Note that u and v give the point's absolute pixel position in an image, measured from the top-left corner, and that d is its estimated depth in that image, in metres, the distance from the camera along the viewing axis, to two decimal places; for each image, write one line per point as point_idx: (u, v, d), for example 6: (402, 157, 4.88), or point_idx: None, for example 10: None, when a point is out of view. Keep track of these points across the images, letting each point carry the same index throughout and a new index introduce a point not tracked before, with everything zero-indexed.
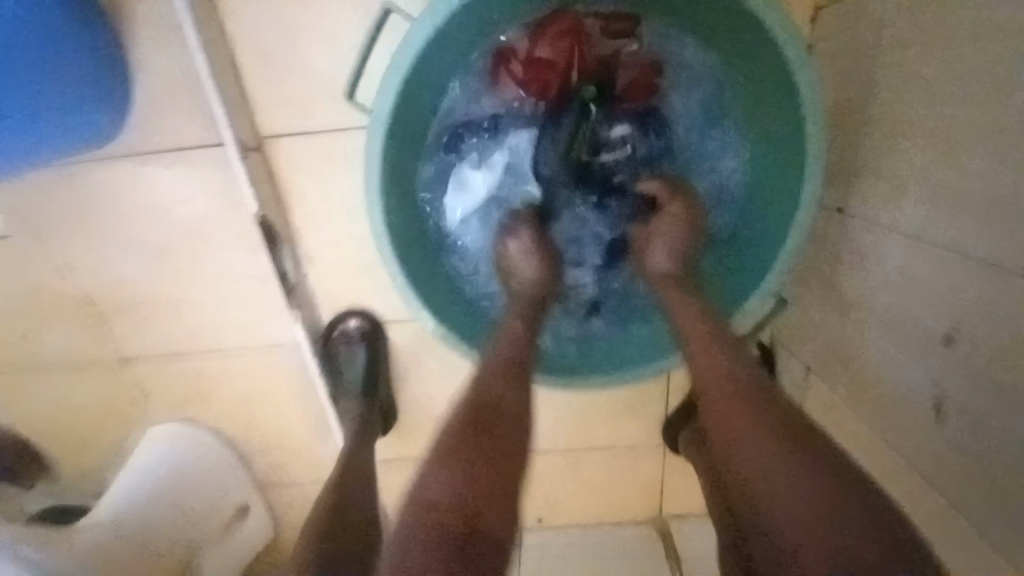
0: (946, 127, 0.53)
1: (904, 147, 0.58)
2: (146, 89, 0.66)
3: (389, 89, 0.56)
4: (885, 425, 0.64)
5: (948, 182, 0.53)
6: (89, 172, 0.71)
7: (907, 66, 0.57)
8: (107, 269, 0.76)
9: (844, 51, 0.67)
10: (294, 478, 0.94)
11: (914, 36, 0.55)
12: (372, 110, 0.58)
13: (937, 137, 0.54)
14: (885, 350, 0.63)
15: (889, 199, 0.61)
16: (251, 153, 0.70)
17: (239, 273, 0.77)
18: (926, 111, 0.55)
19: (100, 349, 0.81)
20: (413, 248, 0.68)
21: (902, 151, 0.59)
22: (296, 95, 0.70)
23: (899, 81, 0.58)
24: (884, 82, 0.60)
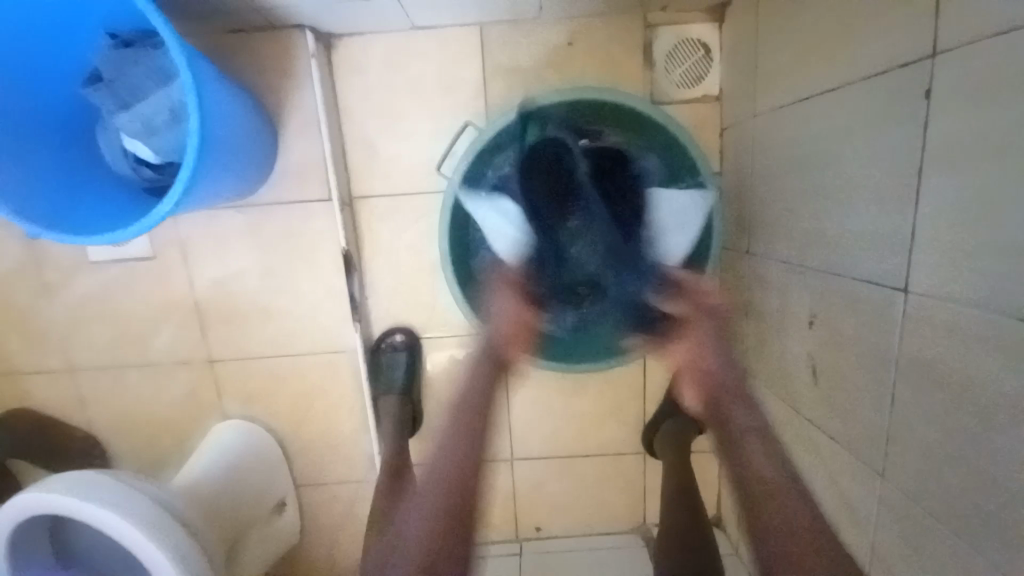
0: (787, 182, 0.82)
1: (771, 198, 0.86)
2: (285, 163, 0.99)
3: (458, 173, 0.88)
4: (792, 403, 0.83)
5: (790, 219, 0.81)
6: (230, 215, 1.01)
7: (767, 148, 0.87)
8: (225, 287, 1.04)
9: (740, 134, 0.97)
10: (327, 476, 1.10)
11: (766, 134, 0.87)
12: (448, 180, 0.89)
13: (782, 192, 0.83)
14: (782, 345, 0.85)
15: (766, 235, 0.88)
16: (346, 207, 1.02)
17: (321, 293, 1.03)
18: (778, 175, 0.84)
19: (198, 350, 1.06)
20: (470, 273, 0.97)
21: (771, 201, 0.86)
22: (384, 169, 1.03)
23: (765, 158, 0.88)
24: (758, 158, 0.90)
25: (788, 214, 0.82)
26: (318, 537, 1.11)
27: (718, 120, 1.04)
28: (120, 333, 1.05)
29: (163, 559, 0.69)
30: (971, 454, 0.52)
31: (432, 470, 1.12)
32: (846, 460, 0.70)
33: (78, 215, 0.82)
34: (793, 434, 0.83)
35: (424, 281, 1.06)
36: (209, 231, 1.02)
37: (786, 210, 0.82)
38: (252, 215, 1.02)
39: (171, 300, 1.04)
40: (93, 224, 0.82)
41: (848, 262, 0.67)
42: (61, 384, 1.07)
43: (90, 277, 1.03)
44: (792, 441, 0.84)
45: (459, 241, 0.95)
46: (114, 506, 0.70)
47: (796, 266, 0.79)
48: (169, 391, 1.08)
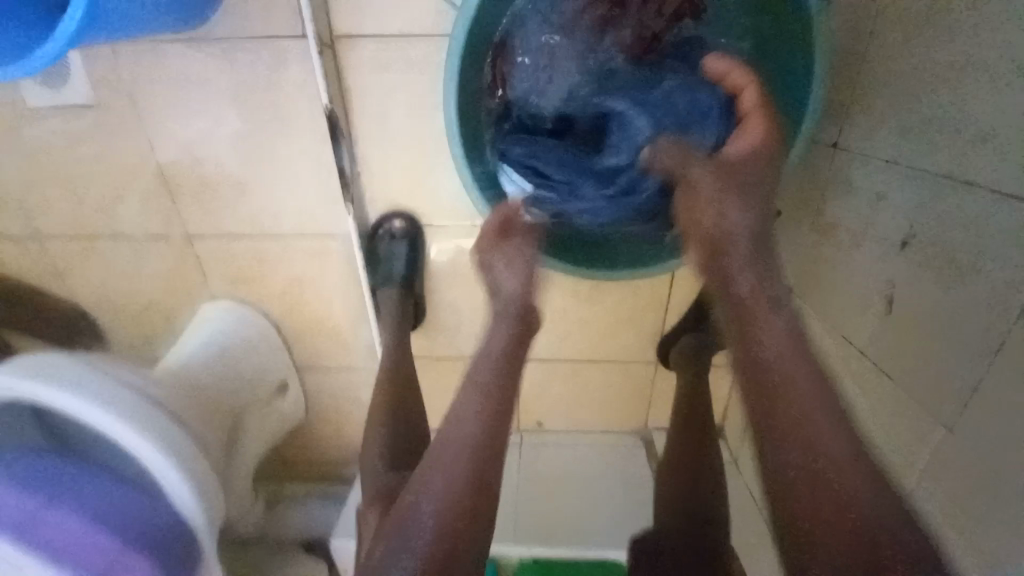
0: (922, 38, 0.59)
1: (894, 62, 0.63)
2: None
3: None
4: (848, 328, 0.71)
5: (912, 96, 0.60)
6: (182, 54, 0.80)
7: None
8: (192, 151, 0.87)
9: None
10: (326, 362, 1.06)
11: None
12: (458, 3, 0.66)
13: (912, 52, 0.60)
14: (853, 257, 0.70)
15: (870, 119, 0.67)
16: (325, 51, 0.79)
17: (304, 165, 0.87)
18: (913, 24, 0.60)
19: (172, 225, 0.94)
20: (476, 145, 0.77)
21: (892, 66, 0.63)
22: (374, 1, 0.77)
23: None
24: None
25: (911, 91, 0.60)
26: (322, 416, 1.12)
27: None
28: (81, 198, 0.92)
29: (147, 444, 0.66)
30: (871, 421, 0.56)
31: (435, 363, 1.08)
32: (903, 402, 0.62)
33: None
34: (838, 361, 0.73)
35: (427, 156, 0.88)
36: (160, 76, 0.82)
37: (909, 82, 0.61)
38: (213, 58, 0.80)
39: (133, 163, 0.89)
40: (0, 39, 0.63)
41: (996, 169, 0.50)
42: (30, 254, 0.97)
43: (31, 128, 0.86)
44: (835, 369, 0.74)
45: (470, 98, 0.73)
46: (87, 392, 0.65)
47: (904, 164, 0.61)
48: (150, 266, 0.99)
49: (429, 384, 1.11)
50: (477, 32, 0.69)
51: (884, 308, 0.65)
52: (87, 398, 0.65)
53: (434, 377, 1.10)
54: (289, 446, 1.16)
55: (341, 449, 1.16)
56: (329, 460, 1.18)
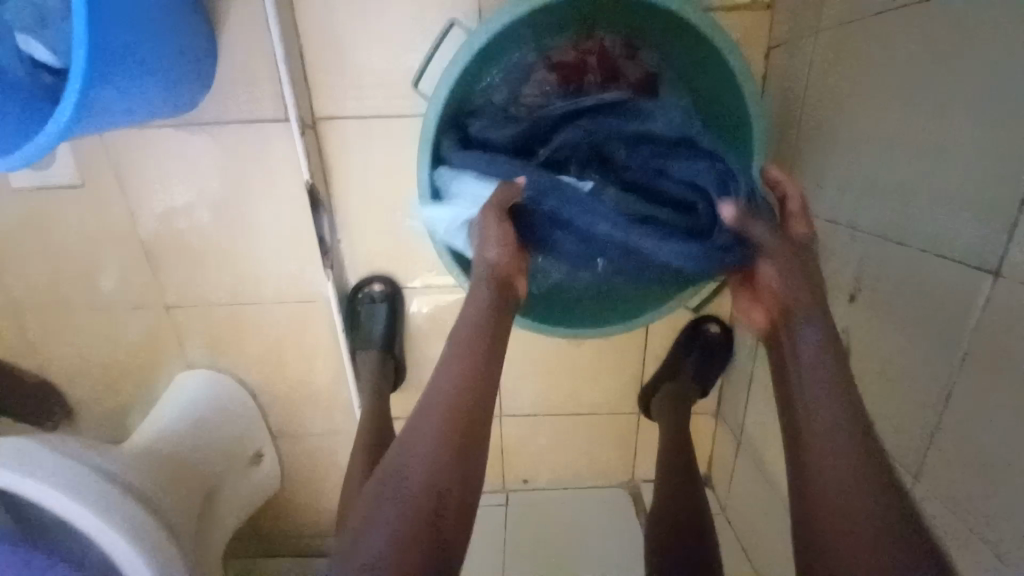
0: (845, 122, 0.67)
1: (824, 138, 0.71)
2: (232, 70, 0.81)
3: (448, 78, 0.69)
4: None
5: (845, 170, 0.67)
6: (168, 136, 0.85)
7: (831, 67, 0.69)
8: (174, 222, 0.89)
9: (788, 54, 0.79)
10: (305, 429, 1.04)
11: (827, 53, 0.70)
12: (432, 91, 0.71)
13: (841, 133, 0.68)
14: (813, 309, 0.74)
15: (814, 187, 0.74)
16: (308, 130, 0.84)
17: (285, 234, 0.89)
18: (837, 108, 0.68)
19: (149, 295, 0.95)
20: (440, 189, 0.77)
21: (824, 142, 0.71)
22: (355, 86, 0.84)
23: (825, 84, 0.71)
24: (816, 85, 0.73)
25: (844, 165, 0.67)
26: (299, 485, 1.08)
27: (765, 38, 0.85)
28: (58, 271, 0.92)
29: (111, 531, 0.63)
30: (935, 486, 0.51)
31: None
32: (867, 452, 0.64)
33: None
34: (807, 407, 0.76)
35: (405, 224, 0.92)
36: (147, 155, 0.85)
37: (840, 158, 0.68)
38: (200, 137, 0.84)
39: (115, 235, 0.90)
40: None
41: (919, 232, 0.56)
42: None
43: (14, 205, 0.88)
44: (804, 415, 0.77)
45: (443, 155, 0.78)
46: (48, 476, 0.62)
47: (847, 229, 0.67)
48: (124, 336, 0.97)
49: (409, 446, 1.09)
50: (450, 111, 0.76)
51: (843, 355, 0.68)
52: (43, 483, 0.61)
53: None
54: (264, 518, 1.10)
55: (319, 520, 1.11)
56: (305, 532, 1.12)
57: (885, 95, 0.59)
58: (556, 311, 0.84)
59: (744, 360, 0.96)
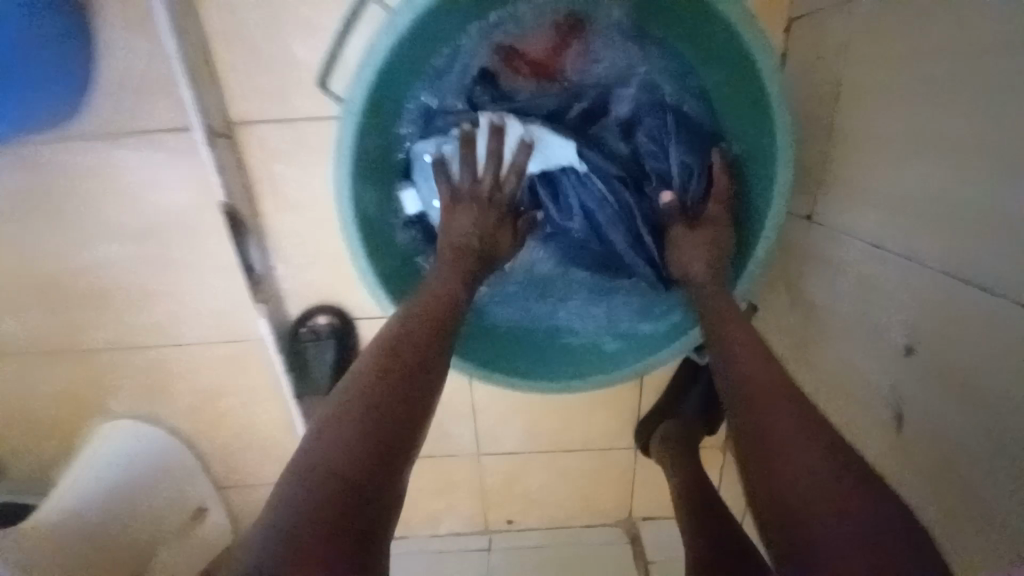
0: (892, 113, 0.51)
1: (857, 137, 0.56)
2: (117, 69, 0.65)
3: (363, 77, 0.54)
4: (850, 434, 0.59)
5: (891, 177, 0.51)
6: (48, 152, 0.69)
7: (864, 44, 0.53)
8: (71, 255, 0.74)
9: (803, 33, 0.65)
10: (256, 479, 0.91)
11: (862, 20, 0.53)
12: (344, 95, 0.55)
13: (881, 131, 0.52)
14: (844, 349, 0.59)
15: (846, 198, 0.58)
16: (220, 140, 0.68)
17: (201, 266, 0.74)
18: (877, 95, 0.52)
19: (54, 340, 0.80)
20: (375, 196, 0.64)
21: (856, 141, 0.56)
22: (274, 83, 0.68)
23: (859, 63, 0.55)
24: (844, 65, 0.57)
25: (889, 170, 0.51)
26: None
27: (784, 6, 0.68)
28: None
29: None
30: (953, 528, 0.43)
31: None
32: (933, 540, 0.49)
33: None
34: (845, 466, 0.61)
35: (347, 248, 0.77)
36: (25, 176, 0.70)
37: (884, 159, 0.52)
38: (86, 153, 0.68)
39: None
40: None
41: (991, 270, 0.40)
42: None
43: None
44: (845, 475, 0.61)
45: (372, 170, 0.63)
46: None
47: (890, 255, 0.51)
48: (32, 387, 0.83)
49: None
50: (375, 119, 0.60)
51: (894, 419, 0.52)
52: None
53: None
54: None
55: None
56: None
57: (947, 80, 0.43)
58: (506, 357, 0.70)
59: None
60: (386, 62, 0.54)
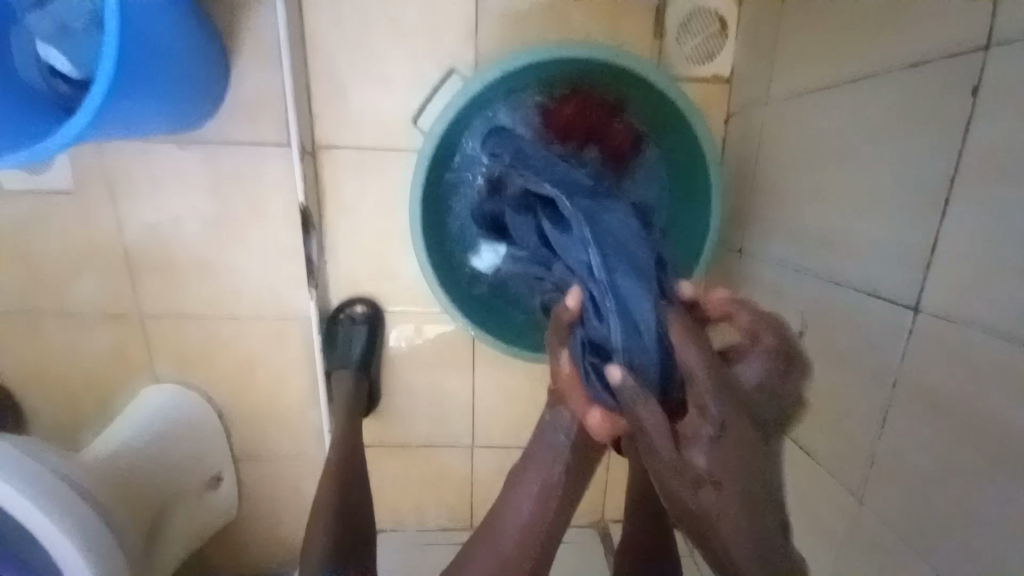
0: (798, 172, 0.74)
1: (775, 184, 0.80)
2: (239, 97, 0.86)
3: (443, 117, 0.76)
4: None
5: (800, 222, 0.73)
6: (168, 151, 0.88)
7: (776, 132, 0.80)
8: (162, 236, 0.91)
9: (738, 129, 0.92)
10: (270, 452, 1.01)
11: (783, 114, 0.79)
12: (427, 131, 0.77)
13: (793, 182, 0.76)
14: None
15: (766, 232, 0.81)
16: (306, 156, 0.89)
17: (275, 252, 0.92)
18: (790, 159, 0.76)
19: (125, 305, 0.94)
20: (438, 222, 0.84)
21: (774, 188, 0.80)
22: (355, 120, 0.90)
23: (776, 147, 0.80)
24: (767, 144, 0.83)
25: (797, 214, 0.74)
26: (256, 512, 1.04)
27: (724, 105, 0.96)
28: (32, 275, 0.91)
29: (58, 533, 0.64)
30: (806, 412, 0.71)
31: (389, 451, 1.06)
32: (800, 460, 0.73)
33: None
34: None
35: (390, 247, 0.96)
36: (144, 170, 0.88)
37: (794, 207, 0.75)
38: (198, 156, 0.88)
39: (95, 242, 0.90)
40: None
41: (852, 278, 0.63)
42: None
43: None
44: None
45: (435, 203, 0.83)
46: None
47: (794, 271, 0.74)
48: (91, 346, 0.95)
49: (379, 475, 1.07)
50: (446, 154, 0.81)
51: None
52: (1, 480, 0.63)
53: (386, 467, 1.07)
54: (215, 548, 1.04)
55: (275, 551, 1.05)
56: (259, 567, 1.06)
57: (829, 162, 0.68)
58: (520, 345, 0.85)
59: None
60: (456, 114, 0.77)
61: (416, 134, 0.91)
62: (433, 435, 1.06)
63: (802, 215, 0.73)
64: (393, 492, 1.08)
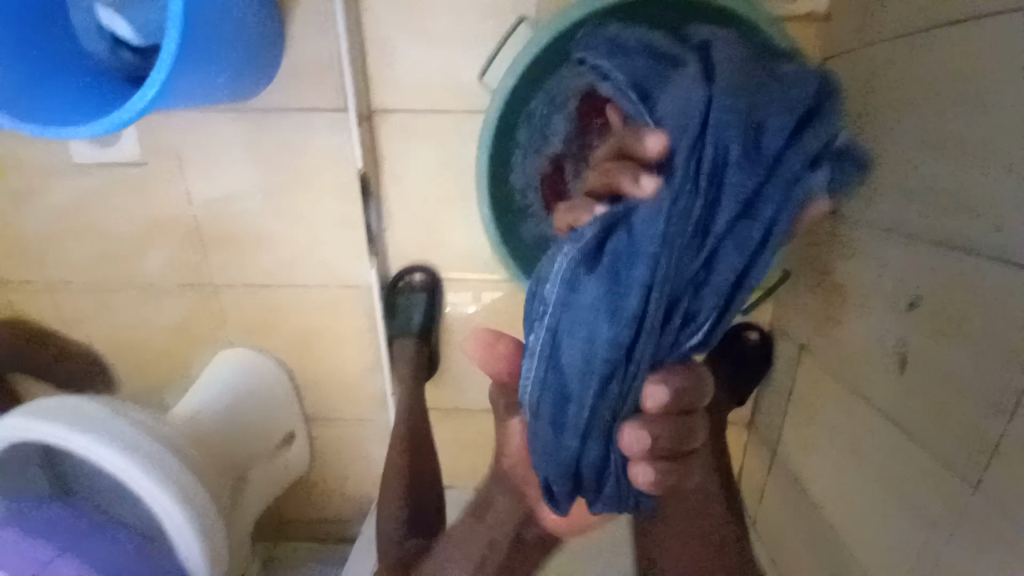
0: (917, 121, 0.64)
1: (883, 137, 0.70)
2: (294, 60, 0.83)
3: (513, 70, 0.71)
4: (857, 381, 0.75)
5: (915, 181, 0.64)
6: (229, 120, 0.87)
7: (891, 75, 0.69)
8: (228, 207, 0.92)
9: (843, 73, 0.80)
10: (337, 414, 1.06)
11: (901, 52, 0.68)
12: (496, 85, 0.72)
13: (907, 134, 0.66)
14: (869, 313, 0.72)
15: (869, 194, 0.72)
16: (363, 120, 0.86)
17: (335, 222, 0.92)
18: (907, 105, 0.66)
19: (198, 274, 0.97)
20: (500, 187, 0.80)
21: (882, 142, 0.70)
22: (411, 79, 0.86)
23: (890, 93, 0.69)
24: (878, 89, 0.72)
25: (911, 171, 0.65)
26: (326, 469, 1.10)
27: (821, 45, 0.84)
28: (113, 246, 0.95)
29: (162, 493, 0.70)
30: (906, 393, 0.65)
31: (447, 416, 1.08)
32: (894, 444, 0.67)
33: (30, 80, 0.69)
34: (835, 408, 0.78)
35: (451, 214, 0.93)
36: (207, 140, 0.89)
37: (908, 163, 0.65)
38: (258, 125, 0.87)
39: (166, 216, 0.93)
40: (49, 108, 0.69)
41: (982, 246, 0.55)
42: (54, 294, 0.99)
43: (78, 182, 0.91)
44: (843, 408, 0.77)
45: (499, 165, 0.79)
46: (92, 431, 0.70)
47: (903, 237, 0.66)
48: (170, 313, 1.00)
49: (438, 438, 1.10)
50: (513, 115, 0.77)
51: (898, 363, 0.66)
52: (90, 440, 0.69)
53: (445, 431, 1.10)
54: (291, 500, 1.12)
55: (345, 504, 1.12)
56: (330, 517, 1.14)
57: (960, 107, 0.58)
58: None
59: (782, 369, 0.94)
60: (525, 67, 0.71)
61: (475, 91, 0.86)
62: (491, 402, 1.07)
63: (916, 172, 0.64)
64: (452, 455, 1.12)
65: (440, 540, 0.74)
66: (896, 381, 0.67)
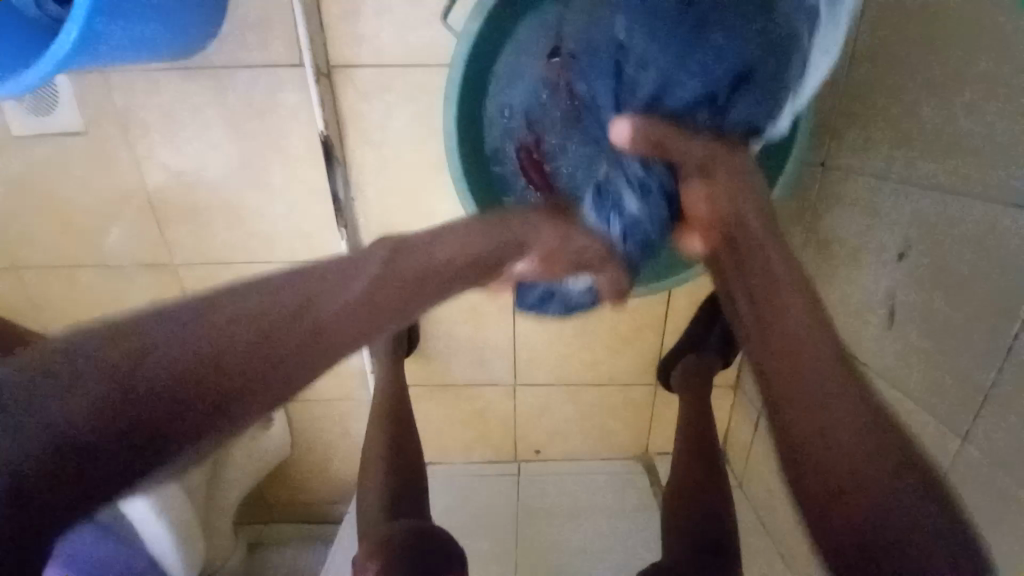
0: (911, 59, 0.60)
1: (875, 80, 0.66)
2: (241, 10, 0.76)
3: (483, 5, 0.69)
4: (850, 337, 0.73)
5: (909, 125, 0.61)
6: (176, 81, 0.80)
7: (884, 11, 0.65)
8: (183, 178, 0.86)
9: None
10: (316, 394, 1.02)
11: None
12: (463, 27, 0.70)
13: (901, 74, 0.62)
14: (859, 267, 0.69)
15: (859, 142, 0.69)
16: (323, 78, 0.80)
17: (300, 191, 0.86)
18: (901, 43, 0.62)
19: (156, 253, 0.91)
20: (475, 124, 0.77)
21: (873, 85, 0.66)
22: (373, 30, 0.79)
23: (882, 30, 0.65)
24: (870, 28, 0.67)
25: (904, 114, 0.61)
26: (309, 451, 1.07)
27: None
28: (60, 226, 0.88)
29: None
30: (895, 347, 0.63)
31: (431, 392, 1.06)
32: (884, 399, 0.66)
33: None
34: None
35: (424, 181, 0.88)
36: (153, 104, 0.81)
37: (901, 106, 0.62)
38: (207, 86, 0.80)
39: (115, 190, 0.86)
40: None
41: (980, 189, 0.53)
42: (1, 279, 0.92)
43: (13, 155, 0.83)
44: None
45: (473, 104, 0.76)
46: None
47: (894, 185, 0.63)
48: (131, 295, 0.94)
49: (423, 414, 1.08)
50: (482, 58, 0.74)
51: (887, 316, 0.65)
52: None
53: (429, 407, 1.07)
54: (275, 483, 1.09)
55: (331, 485, 1.10)
56: (316, 499, 1.12)
57: (959, 41, 0.55)
58: None
59: None
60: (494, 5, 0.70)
61: (443, 43, 0.80)
62: (475, 375, 1.04)
63: (910, 115, 0.61)
64: (438, 430, 1.10)
65: (426, 518, 0.72)
66: (886, 336, 0.65)
